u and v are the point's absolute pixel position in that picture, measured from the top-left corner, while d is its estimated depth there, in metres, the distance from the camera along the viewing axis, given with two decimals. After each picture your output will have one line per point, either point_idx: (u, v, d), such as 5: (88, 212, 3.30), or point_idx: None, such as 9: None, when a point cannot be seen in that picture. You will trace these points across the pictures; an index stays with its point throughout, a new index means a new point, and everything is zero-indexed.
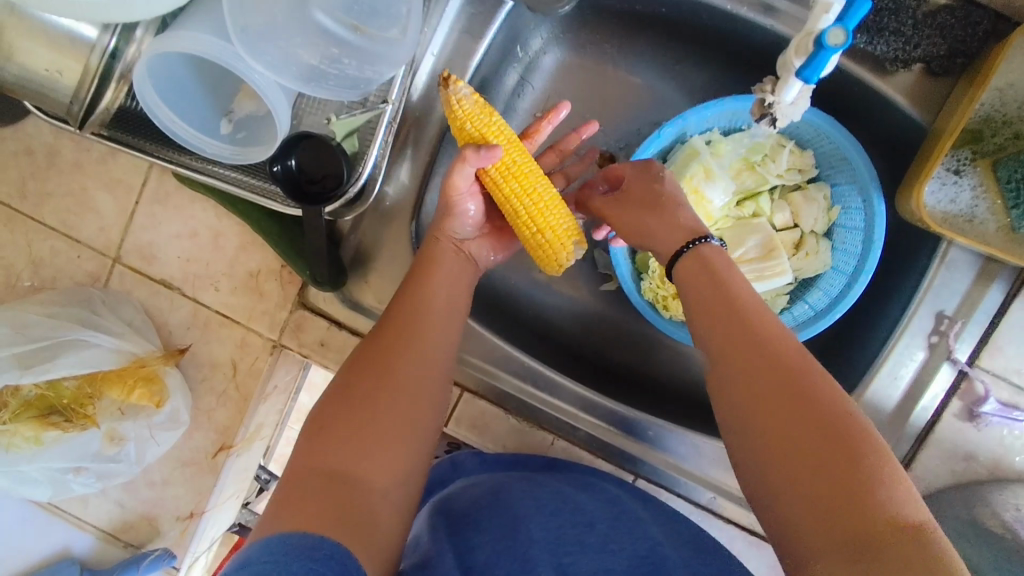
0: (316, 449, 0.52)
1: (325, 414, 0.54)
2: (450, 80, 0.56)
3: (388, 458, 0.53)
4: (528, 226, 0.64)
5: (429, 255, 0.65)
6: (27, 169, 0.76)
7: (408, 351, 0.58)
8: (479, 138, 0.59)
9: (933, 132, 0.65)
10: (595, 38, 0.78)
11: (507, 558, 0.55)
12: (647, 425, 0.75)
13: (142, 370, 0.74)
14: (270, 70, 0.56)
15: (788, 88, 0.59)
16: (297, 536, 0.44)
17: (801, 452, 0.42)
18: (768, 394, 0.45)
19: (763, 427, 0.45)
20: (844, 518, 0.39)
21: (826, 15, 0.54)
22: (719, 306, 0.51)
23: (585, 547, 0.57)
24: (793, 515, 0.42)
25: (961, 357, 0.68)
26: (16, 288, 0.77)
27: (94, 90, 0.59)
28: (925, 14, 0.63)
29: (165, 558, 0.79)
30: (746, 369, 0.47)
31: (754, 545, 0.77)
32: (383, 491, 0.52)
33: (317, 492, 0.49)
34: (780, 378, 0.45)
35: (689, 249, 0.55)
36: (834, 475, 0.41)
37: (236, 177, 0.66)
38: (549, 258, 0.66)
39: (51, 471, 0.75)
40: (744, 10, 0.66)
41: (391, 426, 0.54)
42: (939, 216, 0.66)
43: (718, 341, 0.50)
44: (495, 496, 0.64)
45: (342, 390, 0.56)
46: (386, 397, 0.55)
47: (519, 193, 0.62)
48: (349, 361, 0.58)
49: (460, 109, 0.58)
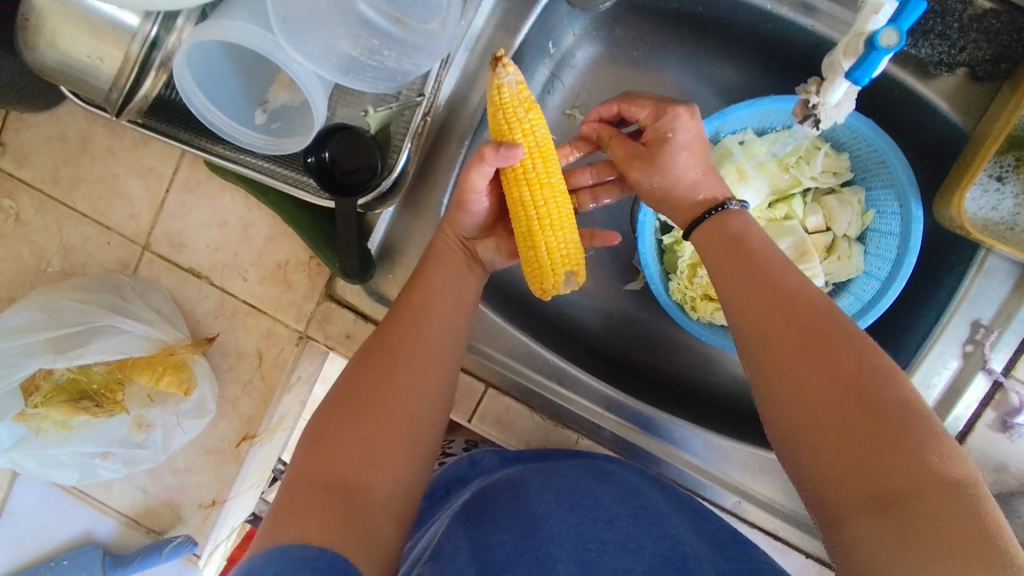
0: (315, 456, 0.54)
1: (329, 417, 0.56)
2: (500, 64, 0.53)
3: (387, 465, 0.54)
4: (527, 240, 0.60)
5: (428, 257, 0.64)
6: (60, 155, 0.77)
7: (411, 351, 0.59)
8: (506, 131, 0.56)
9: (976, 137, 0.64)
10: (629, 35, 0.77)
11: (528, 557, 0.54)
12: (672, 427, 0.74)
13: (171, 358, 0.74)
14: (311, 61, 0.57)
15: (833, 90, 0.59)
16: (297, 547, 0.45)
17: (828, 415, 0.43)
18: (792, 359, 0.46)
19: (785, 395, 0.45)
20: (876, 481, 0.40)
21: (876, 16, 0.54)
22: (743, 273, 0.51)
23: (606, 546, 0.55)
24: (824, 480, 0.43)
25: (996, 367, 0.67)
26: (47, 273, 0.78)
27: (133, 78, 0.58)
28: (972, 17, 0.61)
29: (187, 544, 0.79)
30: (771, 338, 0.47)
31: (778, 548, 0.77)
32: (383, 500, 0.53)
33: (321, 499, 0.50)
34: (806, 344, 0.46)
35: (712, 214, 0.56)
36: (862, 433, 0.42)
37: (270, 167, 0.66)
38: (536, 280, 0.62)
39: (80, 455, 0.76)
40: (784, 9, 0.65)
41: (392, 422, 0.56)
42: (980, 223, 0.65)
43: (741, 309, 0.50)
44: (512, 492, 0.64)
45: (346, 392, 0.57)
46: (389, 398, 0.57)
47: (527, 202, 0.59)
48: (355, 360, 0.59)
49: (499, 97, 0.55)
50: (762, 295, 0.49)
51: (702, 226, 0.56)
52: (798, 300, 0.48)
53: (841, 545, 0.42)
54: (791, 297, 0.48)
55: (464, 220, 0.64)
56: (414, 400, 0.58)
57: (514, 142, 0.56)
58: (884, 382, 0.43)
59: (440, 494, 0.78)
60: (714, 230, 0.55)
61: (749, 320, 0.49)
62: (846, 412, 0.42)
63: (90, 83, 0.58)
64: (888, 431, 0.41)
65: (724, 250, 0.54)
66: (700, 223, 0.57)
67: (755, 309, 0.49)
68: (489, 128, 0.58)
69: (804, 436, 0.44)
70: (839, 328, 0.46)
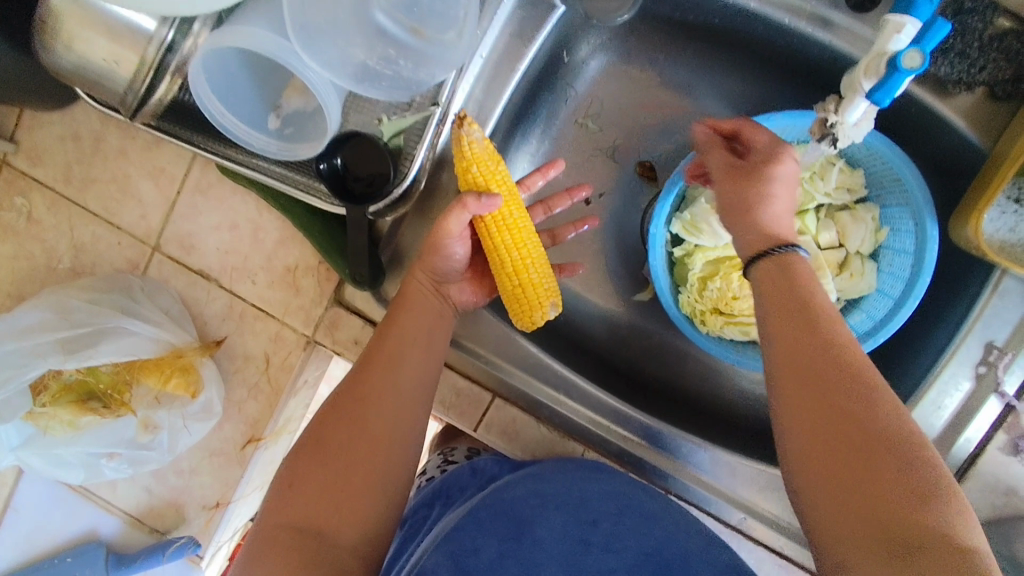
0: (283, 506, 0.54)
1: (299, 465, 0.56)
2: (465, 122, 0.54)
3: (355, 509, 0.54)
4: (515, 279, 0.64)
5: (402, 301, 0.64)
6: (73, 154, 0.77)
7: (382, 402, 0.58)
8: (482, 183, 0.58)
9: (993, 157, 0.63)
10: (643, 44, 0.77)
11: (513, 560, 0.58)
12: (680, 441, 0.73)
13: (178, 361, 0.74)
14: (326, 69, 0.56)
15: (852, 108, 0.58)
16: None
17: (847, 461, 0.43)
18: (823, 399, 0.45)
19: (811, 433, 0.45)
20: (885, 540, 0.39)
21: (898, 36, 0.52)
22: (784, 316, 0.51)
23: (591, 549, 0.59)
24: (837, 546, 0.42)
25: (1009, 390, 0.66)
26: (58, 271, 0.78)
27: (149, 82, 0.58)
28: (991, 37, 0.60)
29: (190, 545, 0.80)
30: (804, 378, 0.47)
31: (780, 565, 0.77)
32: (355, 542, 0.53)
33: (290, 548, 0.52)
34: (840, 404, 0.45)
35: (772, 254, 0.54)
36: (880, 487, 0.41)
37: (281, 172, 0.66)
38: (522, 314, 0.66)
39: (86, 455, 0.76)
40: (801, 23, 0.64)
41: (365, 467, 0.56)
42: (997, 245, 0.64)
43: (780, 350, 0.50)
44: (495, 494, 0.64)
45: (316, 438, 0.57)
46: (360, 443, 0.56)
47: (508, 246, 0.62)
48: (328, 403, 0.59)
49: (469, 153, 0.56)
50: (801, 344, 0.49)
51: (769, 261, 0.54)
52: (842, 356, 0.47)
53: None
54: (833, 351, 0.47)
55: (437, 270, 0.64)
56: (385, 441, 0.57)
57: (493, 193, 0.58)
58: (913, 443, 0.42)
59: (434, 505, 0.77)
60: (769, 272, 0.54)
61: (782, 370, 0.49)
62: (868, 479, 0.41)
63: (107, 86, 0.58)
64: (909, 502, 0.40)
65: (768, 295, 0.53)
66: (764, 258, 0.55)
67: (793, 351, 0.49)
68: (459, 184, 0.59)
69: (822, 499, 0.44)
70: (876, 391, 0.45)
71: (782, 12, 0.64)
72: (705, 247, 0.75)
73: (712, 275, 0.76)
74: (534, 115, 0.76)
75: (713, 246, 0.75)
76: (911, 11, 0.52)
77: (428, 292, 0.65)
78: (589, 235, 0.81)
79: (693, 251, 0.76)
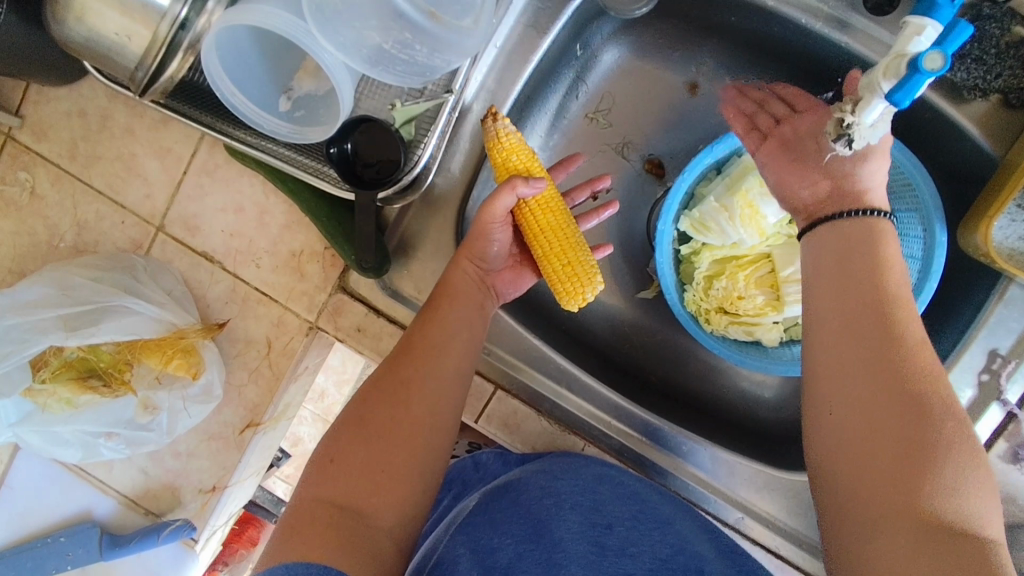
0: (320, 482, 0.54)
1: (340, 443, 0.55)
2: (499, 115, 0.59)
3: (392, 490, 0.54)
4: (563, 258, 0.65)
5: (445, 289, 0.63)
6: (78, 131, 0.76)
7: (422, 387, 0.58)
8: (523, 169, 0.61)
9: (1005, 165, 0.63)
10: (658, 41, 0.76)
11: (531, 560, 0.54)
12: (682, 439, 0.73)
13: (180, 342, 0.73)
14: (340, 50, 0.56)
15: (869, 109, 0.56)
16: (304, 565, 0.46)
17: (888, 429, 0.46)
18: (875, 370, 0.48)
19: (857, 398, 0.48)
20: (907, 503, 0.44)
21: (919, 38, 0.52)
22: (842, 287, 0.53)
23: (606, 552, 0.56)
24: (847, 493, 0.47)
25: (1011, 398, 0.66)
26: (59, 249, 0.77)
27: (160, 59, 0.57)
28: (1009, 44, 0.60)
29: (185, 529, 0.79)
30: (859, 348, 0.49)
31: (781, 568, 0.75)
32: (389, 524, 0.53)
33: (326, 526, 0.50)
34: (883, 380, 0.47)
35: (844, 215, 0.57)
36: (913, 455, 0.45)
37: (290, 155, 0.65)
38: (574, 291, 0.66)
39: (84, 434, 0.75)
40: (818, 24, 0.64)
41: (401, 451, 0.55)
42: (1006, 252, 0.64)
43: (834, 316, 0.52)
44: (510, 495, 0.62)
45: (357, 417, 0.56)
46: (398, 427, 0.56)
47: (553, 227, 0.64)
48: (368, 385, 0.59)
49: (507, 142, 0.60)
50: (858, 317, 0.51)
51: (828, 225, 0.57)
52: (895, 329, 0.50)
53: (847, 554, 0.46)
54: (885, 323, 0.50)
55: (484, 254, 0.64)
56: (424, 423, 0.57)
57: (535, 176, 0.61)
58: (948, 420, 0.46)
59: (443, 495, 0.79)
60: (831, 243, 0.56)
61: (831, 331, 0.52)
62: (895, 441, 0.45)
63: (118, 61, 0.58)
64: (934, 468, 0.44)
65: (827, 265, 0.55)
66: (825, 222, 0.58)
67: (848, 320, 0.51)
68: (499, 175, 0.62)
69: (841, 450, 0.48)
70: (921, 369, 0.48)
71: (801, 13, 0.64)
72: (713, 246, 0.74)
73: (718, 274, 0.75)
74: (545, 107, 0.76)
75: (720, 244, 0.74)
76: (932, 14, 0.52)
77: (470, 284, 0.63)
78: (596, 231, 0.81)
79: (700, 250, 0.75)
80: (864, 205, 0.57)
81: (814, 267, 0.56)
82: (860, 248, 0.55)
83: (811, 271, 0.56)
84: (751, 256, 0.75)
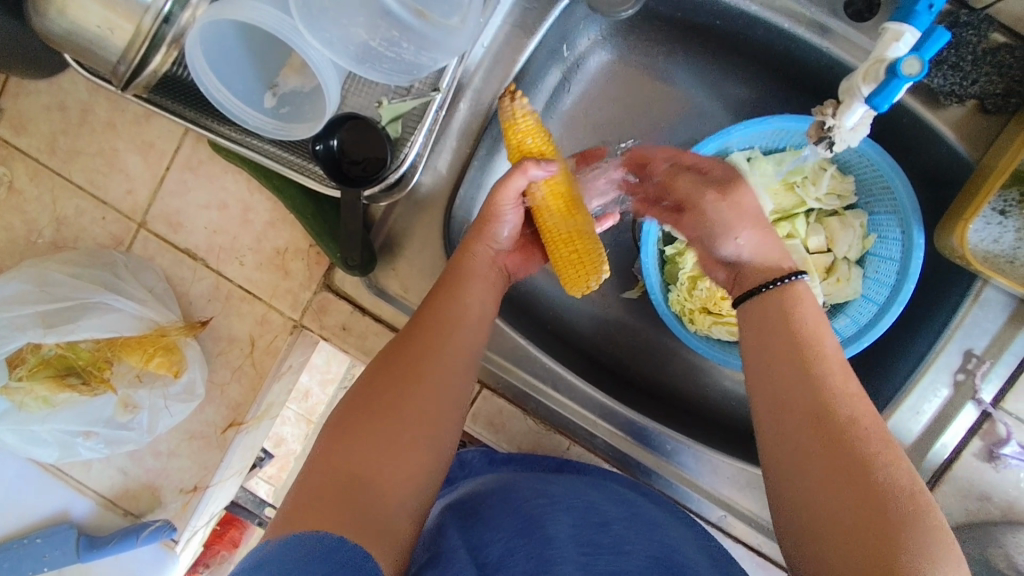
0: (331, 451, 0.52)
1: (352, 412, 0.54)
2: (518, 94, 0.61)
3: (405, 464, 0.52)
4: (567, 243, 0.66)
5: (462, 265, 0.63)
6: (58, 125, 0.75)
7: (436, 361, 0.57)
8: (536, 151, 0.63)
9: (980, 170, 0.64)
10: (643, 43, 0.77)
11: (522, 556, 0.53)
12: (666, 439, 0.74)
13: (162, 340, 0.72)
14: (328, 48, 0.56)
15: (849, 113, 0.58)
16: (316, 537, 0.44)
17: (838, 512, 0.45)
18: (816, 450, 0.47)
19: (806, 481, 0.47)
20: None
21: (897, 44, 0.54)
22: (773, 365, 0.53)
23: (600, 548, 0.55)
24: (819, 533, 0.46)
25: (986, 397, 0.68)
26: (37, 245, 0.76)
27: (143, 53, 0.56)
28: (985, 50, 0.62)
29: (165, 529, 0.78)
30: (799, 428, 0.49)
31: (762, 566, 0.76)
32: (401, 498, 0.51)
33: (338, 498, 0.49)
34: (827, 461, 0.47)
35: (773, 286, 0.56)
36: (866, 538, 0.43)
37: (274, 151, 0.65)
38: (579, 280, 0.66)
39: (62, 433, 0.74)
40: (800, 29, 0.65)
41: (415, 424, 0.54)
42: (981, 254, 0.66)
43: (774, 396, 0.52)
44: (504, 496, 0.63)
45: (371, 385, 0.56)
46: (412, 396, 0.55)
47: (562, 212, 0.65)
48: (380, 356, 0.58)
49: (523, 122, 0.62)
50: (794, 395, 0.50)
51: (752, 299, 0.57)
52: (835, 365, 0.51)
53: None
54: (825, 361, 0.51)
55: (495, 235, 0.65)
56: (439, 394, 0.56)
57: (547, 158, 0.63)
58: (901, 499, 0.44)
59: None
60: (765, 303, 0.56)
61: (769, 380, 0.52)
62: (849, 481, 0.45)
63: (99, 55, 0.57)
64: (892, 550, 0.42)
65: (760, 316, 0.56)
66: (751, 296, 0.58)
67: (786, 399, 0.51)
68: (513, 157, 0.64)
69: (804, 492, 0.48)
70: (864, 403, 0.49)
71: (783, 18, 0.65)
72: None
73: (702, 274, 0.76)
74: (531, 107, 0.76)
75: None
76: (909, 21, 0.53)
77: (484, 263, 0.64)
78: None
79: (685, 250, 0.76)
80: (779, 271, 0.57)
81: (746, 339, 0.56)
82: (785, 321, 0.54)
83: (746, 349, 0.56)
84: None
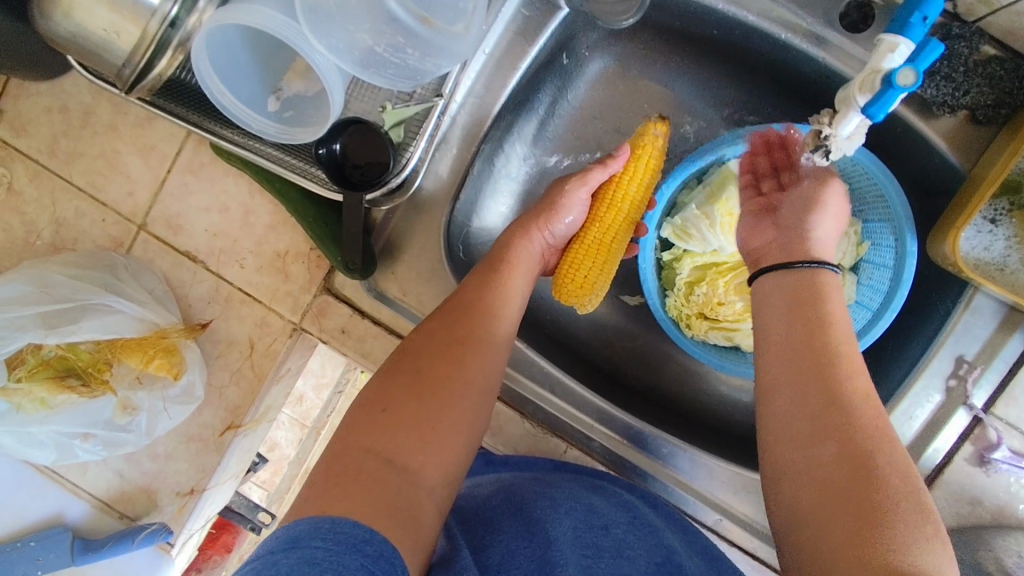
0: (368, 428, 0.54)
1: (390, 394, 0.56)
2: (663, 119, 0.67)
3: (439, 451, 0.55)
4: (594, 257, 0.70)
5: (507, 258, 0.66)
6: (59, 127, 0.75)
7: (474, 352, 0.60)
8: (633, 164, 0.68)
9: (971, 179, 0.66)
10: (641, 52, 0.78)
11: (524, 558, 0.54)
12: (663, 443, 0.74)
13: (162, 342, 0.72)
14: (333, 53, 0.57)
15: (846, 122, 0.60)
16: (350, 524, 0.47)
17: (834, 462, 0.48)
18: (823, 407, 0.51)
19: (810, 434, 0.50)
20: (855, 526, 0.45)
21: (891, 55, 0.55)
22: (795, 329, 0.56)
23: (603, 554, 0.56)
24: (806, 516, 0.48)
25: (977, 402, 0.69)
26: (36, 247, 0.76)
27: (149, 56, 0.57)
28: (977, 62, 0.63)
29: (161, 533, 0.77)
30: (811, 389, 0.52)
31: (756, 569, 0.76)
32: (432, 486, 0.54)
33: (371, 481, 0.51)
34: (830, 418, 0.50)
35: (793, 268, 0.59)
36: (858, 485, 0.46)
37: (277, 155, 0.65)
38: (567, 287, 0.71)
39: (59, 436, 0.74)
40: (796, 40, 0.66)
41: (450, 414, 0.57)
42: (972, 262, 0.67)
43: (782, 352, 0.55)
44: (509, 496, 0.63)
45: (411, 368, 0.58)
46: (451, 387, 0.58)
47: (602, 228, 0.70)
48: (415, 340, 0.60)
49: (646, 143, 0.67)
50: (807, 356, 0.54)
51: (773, 274, 0.61)
52: (839, 362, 0.53)
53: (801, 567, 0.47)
54: (827, 356, 0.53)
55: (550, 228, 0.68)
56: (477, 385, 0.59)
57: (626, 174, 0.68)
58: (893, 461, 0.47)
59: None
60: (790, 276, 0.59)
61: (783, 345, 0.56)
62: (843, 461, 0.48)
63: (104, 57, 0.57)
64: (880, 500, 0.45)
65: (772, 313, 0.58)
66: (783, 268, 0.60)
67: (795, 360, 0.54)
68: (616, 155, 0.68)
69: (800, 477, 0.49)
70: (864, 402, 0.51)
71: (780, 28, 0.66)
72: (694, 252, 0.76)
73: (699, 280, 0.77)
74: (530, 114, 0.76)
75: (701, 251, 0.75)
76: (904, 32, 0.54)
77: (530, 254, 0.67)
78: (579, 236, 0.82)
79: (682, 256, 0.77)
80: (811, 255, 0.61)
81: (771, 301, 0.59)
82: (813, 293, 0.58)
83: (764, 308, 0.60)
84: (731, 263, 0.77)
